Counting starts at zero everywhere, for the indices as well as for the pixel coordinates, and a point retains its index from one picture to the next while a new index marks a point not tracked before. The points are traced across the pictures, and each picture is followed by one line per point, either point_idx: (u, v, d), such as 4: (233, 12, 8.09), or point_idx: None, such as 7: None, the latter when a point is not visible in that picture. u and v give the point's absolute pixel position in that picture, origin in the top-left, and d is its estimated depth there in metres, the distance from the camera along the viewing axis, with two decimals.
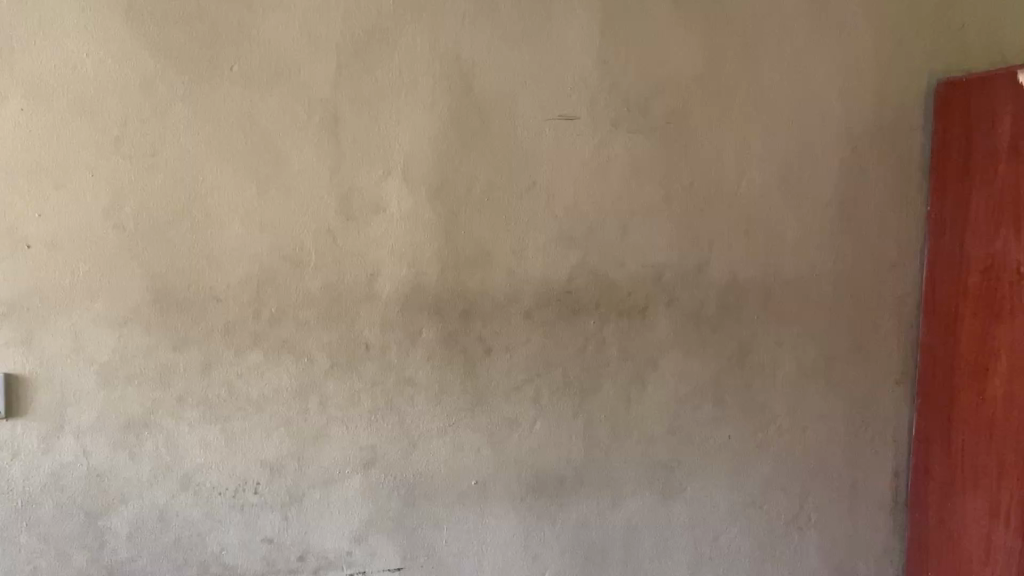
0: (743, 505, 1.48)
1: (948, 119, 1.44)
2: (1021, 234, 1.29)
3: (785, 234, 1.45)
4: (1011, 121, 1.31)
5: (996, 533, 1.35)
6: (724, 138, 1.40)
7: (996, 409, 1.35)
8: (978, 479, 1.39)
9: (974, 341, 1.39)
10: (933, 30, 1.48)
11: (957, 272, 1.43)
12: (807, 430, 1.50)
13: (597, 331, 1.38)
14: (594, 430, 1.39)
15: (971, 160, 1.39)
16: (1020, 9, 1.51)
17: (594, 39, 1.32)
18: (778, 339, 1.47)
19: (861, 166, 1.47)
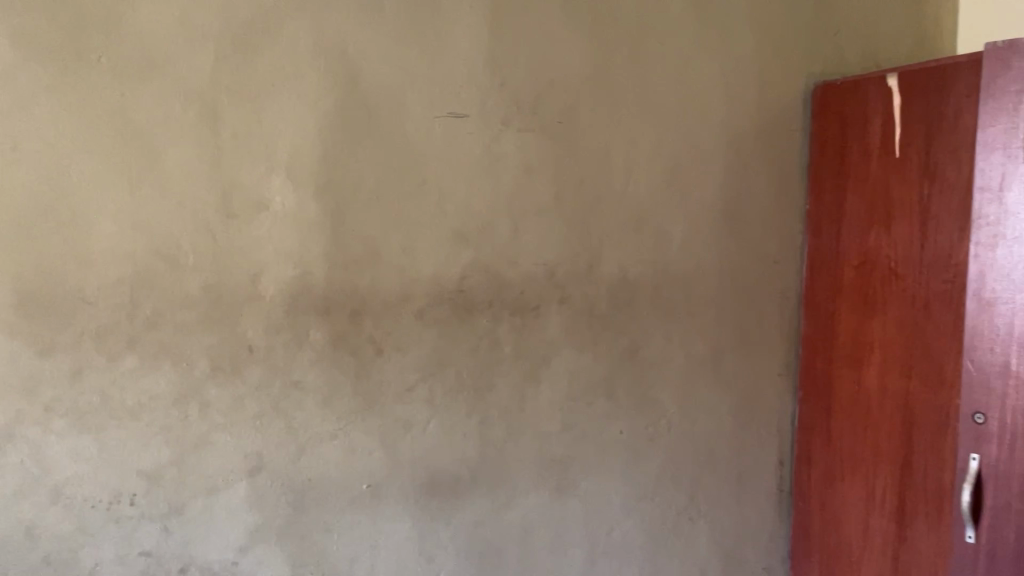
0: (636, 499, 1.50)
1: (824, 121, 1.51)
2: (893, 231, 1.36)
3: (672, 232, 1.49)
4: (882, 123, 1.38)
5: (873, 518, 1.42)
6: (613, 138, 1.42)
7: (871, 398, 1.41)
8: (855, 467, 1.45)
9: (851, 335, 1.45)
10: (813, 35, 1.53)
11: (833, 268, 1.50)
12: (697, 424, 1.54)
13: (490, 329, 1.37)
14: (489, 429, 1.39)
15: (846, 160, 1.46)
16: (890, 19, 1.59)
17: (483, 37, 1.31)
18: (667, 335, 1.50)
19: (744, 166, 1.52)
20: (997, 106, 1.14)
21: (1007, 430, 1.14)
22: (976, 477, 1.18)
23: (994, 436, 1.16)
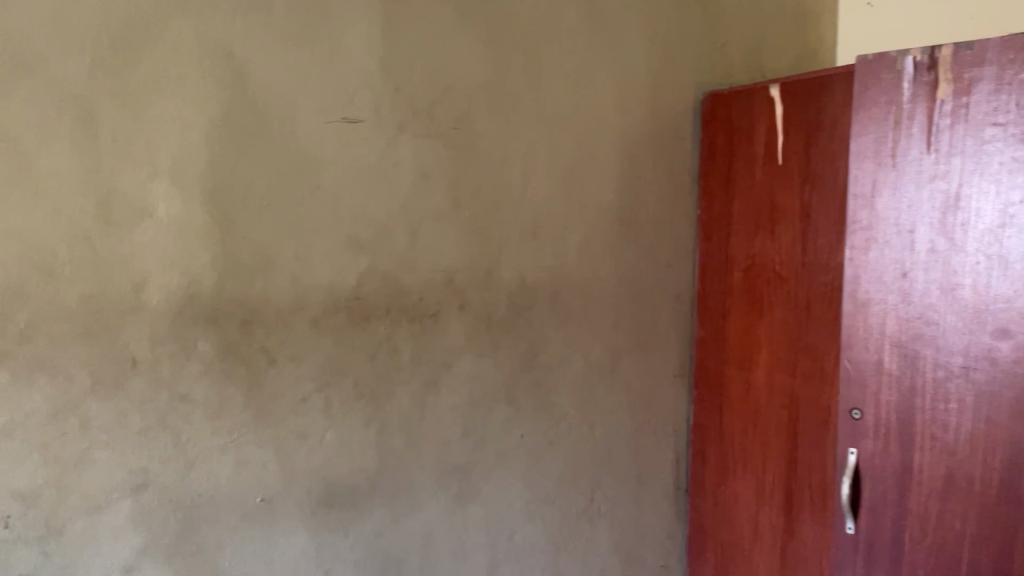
0: (538, 502, 1.52)
1: (713, 131, 1.58)
2: (777, 237, 1.45)
3: (569, 238, 1.51)
4: (766, 133, 1.46)
5: (762, 512, 1.50)
6: (510, 144, 1.43)
7: (761, 396, 1.49)
8: (746, 463, 1.53)
9: (740, 335, 1.53)
10: (703, 48, 1.60)
11: (723, 272, 1.58)
12: (596, 425, 1.57)
13: (388, 337, 1.36)
14: (388, 438, 1.37)
15: (734, 169, 1.54)
16: (773, 34, 1.67)
17: (376, 43, 1.30)
18: (565, 339, 1.52)
19: (637, 173, 1.58)
20: (869, 117, 1.23)
21: (881, 424, 1.23)
22: (855, 470, 1.27)
23: (869, 431, 1.25)
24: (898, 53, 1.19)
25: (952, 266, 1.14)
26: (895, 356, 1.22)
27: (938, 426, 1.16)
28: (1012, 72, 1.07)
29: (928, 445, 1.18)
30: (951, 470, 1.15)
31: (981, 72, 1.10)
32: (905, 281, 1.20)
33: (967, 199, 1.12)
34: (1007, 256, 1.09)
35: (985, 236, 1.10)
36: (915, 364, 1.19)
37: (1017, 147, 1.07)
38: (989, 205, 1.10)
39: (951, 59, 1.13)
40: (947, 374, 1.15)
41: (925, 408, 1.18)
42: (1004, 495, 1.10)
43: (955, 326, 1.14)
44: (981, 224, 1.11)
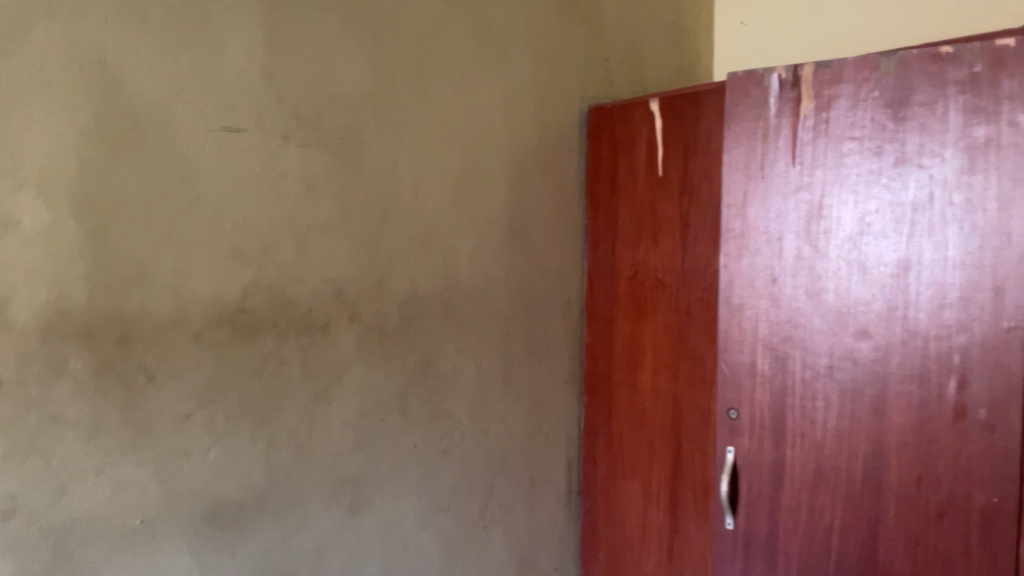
0: (432, 512, 1.52)
1: (598, 145, 1.66)
2: (658, 245, 1.53)
3: (460, 248, 1.53)
4: (647, 146, 1.54)
5: (650, 511, 1.56)
6: (398, 155, 1.43)
7: (646, 398, 1.57)
8: (634, 463, 1.59)
9: (627, 340, 1.61)
10: (584, 67, 1.68)
11: (610, 280, 1.65)
12: (489, 432, 1.59)
13: (275, 349, 1.32)
14: (276, 453, 1.33)
15: (617, 180, 1.62)
16: (645, 56, 1.79)
17: (257, 50, 1.27)
18: (458, 348, 1.54)
19: (526, 184, 1.62)
20: (739, 132, 1.29)
21: (756, 422, 1.30)
22: (731, 468, 1.32)
23: (746, 430, 1.31)
24: (764, 71, 1.26)
25: (817, 271, 1.22)
26: (767, 358, 1.29)
27: (808, 423, 1.24)
28: (867, 89, 1.15)
29: (798, 442, 1.25)
30: (820, 464, 1.23)
31: (839, 89, 1.18)
32: (774, 286, 1.27)
33: (829, 208, 1.20)
34: (865, 262, 1.17)
35: (845, 243, 1.19)
36: (785, 365, 1.27)
37: (871, 159, 1.16)
38: (849, 214, 1.18)
39: (812, 77, 1.20)
40: (815, 374, 1.23)
41: (796, 406, 1.25)
42: (867, 485, 1.18)
43: (821, 328, 1.23)
44: (842, 232, 1.19)
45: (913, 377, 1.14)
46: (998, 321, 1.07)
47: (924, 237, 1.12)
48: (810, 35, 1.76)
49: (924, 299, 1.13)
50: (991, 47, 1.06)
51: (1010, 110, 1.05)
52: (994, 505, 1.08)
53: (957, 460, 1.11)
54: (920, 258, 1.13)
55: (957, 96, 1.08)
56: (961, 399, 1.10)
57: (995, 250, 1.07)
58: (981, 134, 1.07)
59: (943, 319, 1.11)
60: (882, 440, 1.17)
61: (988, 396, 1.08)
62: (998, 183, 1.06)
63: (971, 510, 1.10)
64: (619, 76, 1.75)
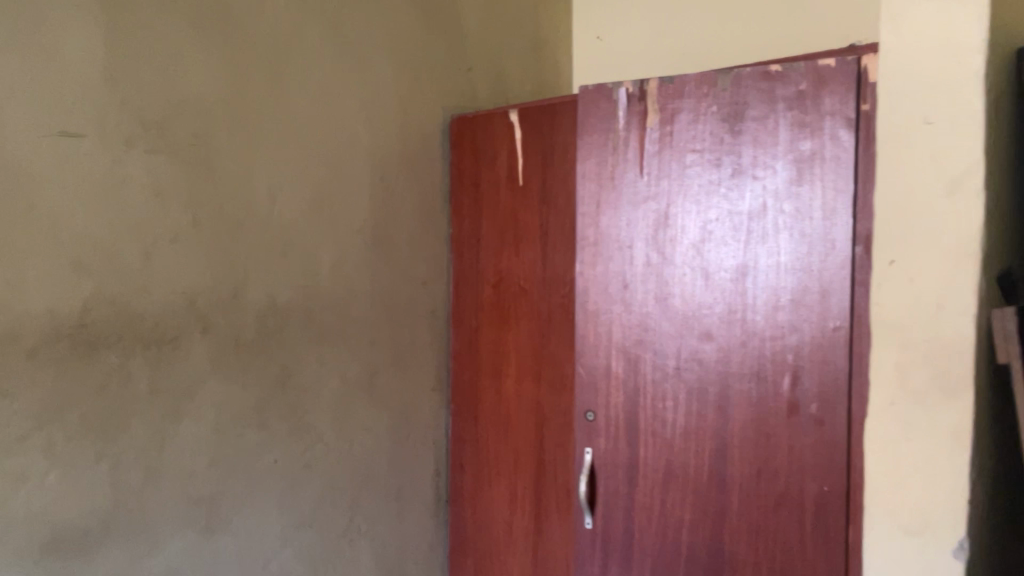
0: (294, 528, 1.49)
1: (461, 154, 1.69)
2: (519, 254, 1.56)
3: (321, 257, 1.50)
4: (507, 156, 1.57)
5: (515, 515, 1.59)
6: (254, 163, 1.40)
7: (509, 404, 1.59)
8: (500, 469, 1.62)
9: (491, 347, 1.63)
10: (444, 77, 1.71)
11: (474, 288, 1.67)
12: (353, 443, 1.58)
13: (121, 365, 1.25)
14: (123, 474, 1.25)
15: (479, 189, 1.64)
16: (504, 69, 1.84)
17: (98, 50, 1.20)
18: (320, 360, 1.51)
19: (389, 193, 1.62)
20: (591, 144, 1.35)
21: (611, 422, 1.35)
22: (590, 469, 1.37)
23: (602, 430, 1.36)
24: (613, 85, 1.32)
25: (664, 277, 1.29)
26: (620, 360, 1.34)
27: (658, 422, 1.30)
28: (706, 105, 1.23)
29: (650, 441, 1.31)
30: (670, 461, 1.29)
31: (681, 104, 1.25)
32: (626, 292, 1.33)
33: (675, 217, 1.27)
34: (707, 267, 1.24)
35: (689, 250, 1.26)
36: (637, 367, 1.32)
37: (711, 171, 1.23)
38: (692, 223, 1.25)
39: (656, 92, 1.27)
40: (663, 375, 1.29)
41: (647, 406, 1.31)
42: (713, 479, 1.25)
43: (669, 331, 1.29)
44: (686, 239, 1.26)
45: (751, 376, 1.21)
46: (825, 321, 1.15)
47: (760, 243, 1.19)
48: (660, 56, 1.83)
49: (760, 301, 1.20)
50: (814, 67, 1.14)
51: (831, 125, 1.13)
52: (824, 493, 1.16)
53: (792, 453, 1.18)
54: (756, 263, 1.20)
55: (785, 112, 1.16)
56: (794, 395, 1.18)
57: (822, 255, 1.15)
58: (806, 147, 1.15)
59: (778, 320, 1.19)
60: (725, 436, 1.24)
61: (818, 392, 1.16)
62: (823, 194, 1.14)
63: (805, 499, 1.17)
64: (478, 89, 1.79)
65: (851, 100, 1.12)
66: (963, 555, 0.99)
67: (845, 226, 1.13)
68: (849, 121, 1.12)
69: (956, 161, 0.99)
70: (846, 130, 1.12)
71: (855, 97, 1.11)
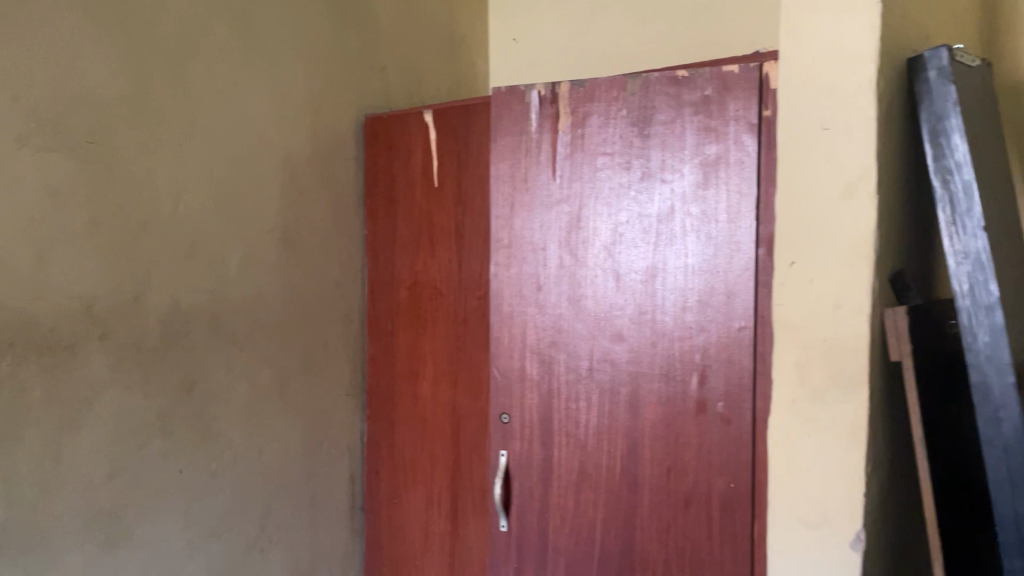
0: (202, 539, 1.43)
1: (376, 154, 1.67)
2: (434, 256, 1.55)
3: (228, 260, 1.46)
4: (421, 157, 1.56)
5: (431, 520, 1.57)
6: (157, 162, 1.34)
7: (426, 407, 1.58)
8: (416, 474, 1.60)
9: (407, 350, 1.61)
10: (356, 78, 1.69)
11: (389, 290, 1.65)
12: (264, 451, 1.54)
13: (13, 374, 1.15)
14: (18, 491, 1.16)
15: (394, 190, 1.62)
16: (417, 71, 1.83)
17: None
18: (228, 365, 1.47)
19: (300, 194, 1.59)
20: (504, 145, 1.35)
21: (526, 424, 1.35)
22: (504, 472, 1.37)
23: (517, 432, 1.36)
24: (525, 87, 1.32)
25: (577, 279, 1.30)
26: (534, 362, 1.34)
27: (572, 423, 1.31)
28: (616, 109, 1.24)
29: (564, 442, 1.31)
30: (583, 462, 1.30)
31: (592, 107, 1.26)
32: (540, 294, 1.33)
33: (587, 219, 1.28)
34: (619, 269, 1.26)
35: (601, 252, 1.27)
36: (551, 368, 1.33)
37: (621, 174, 1.25)
38: (604, 225, 1.26)
39: (568, 95, 1.28)
40: (577, 375, 1.30)
41: (561, 407, 1.32)
42: (625, 478, 1.26)
43: (582, 333, 1.30)
44: (598, 242, 1.27)
45: (660, 375, 1.23)
46: (730, 321, 1.18)
47: (668, 246, 1.22)
48: (571, 60, 1.85)
49: (669, 302, 1.22)
50: (719, 73, 1.17)
51: (735, 130, 1.16)
52: (731, 489, 1.18)
53: (700, 451, 1.20)
54: (666, 265, 1.22)
55: (691, 116, 1.19)
56: (702, 393, 1.20)
57: (728, 257, 1.18)
58: (712, 151, 1.18)
59: (685, 321, 1.21)
60: (636, 435, 1.26)
61: (724, 390, 1.18)
62: (728, 197, 1.17)
63: (712, 496, 1.20)
64: (391, 90, 1.77)
65: (753, 106, 1.15)
66: (860, 547, 1.03)
67: (748, 228, 1.16)
68: (752, 126, 1.15)
69: (851, 166, 1.02)
70: (749, 135, 1.15)
71: (758, 103, 1.14)
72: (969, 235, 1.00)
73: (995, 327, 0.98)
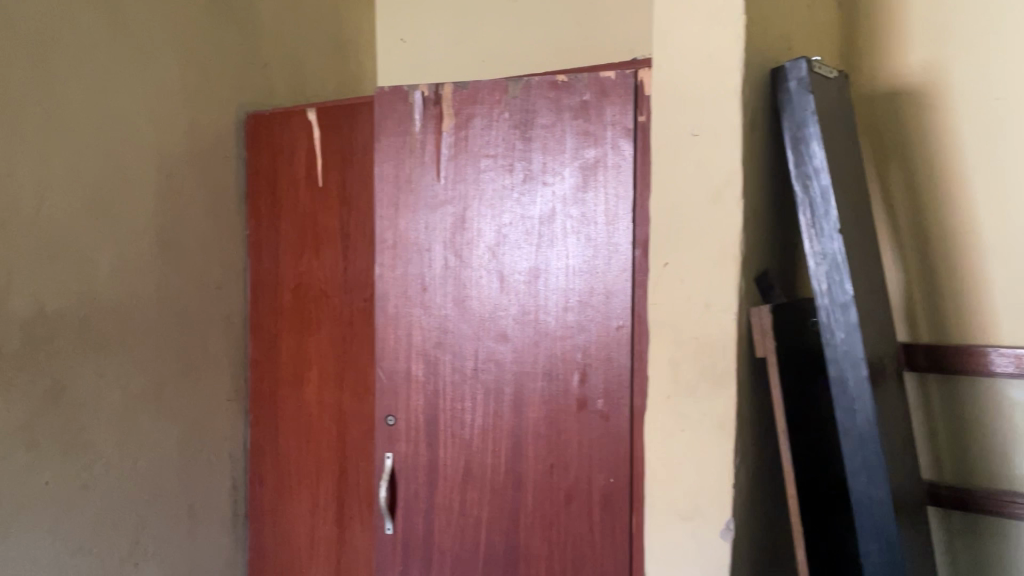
0: (71, 554, 1.35)
1: (257, 152, 1.63)
2: (319, 256, 1.52)
3: (99, 261, 1.39)
4: (305, 156, 1.53)
5: (317, 525, 1.55)
6: (18, 157, 1.26)
7: (311, 411, 1.55)
8: (302, 479, 1.57)
9: (291, 353, 1.58)
10: (236, 73, 1.64)
11: (273, 292, 1.61)
12: (138, 460, 1.47)
13: None
14: None
15: (278, 190, 1.59)
16: (301, 68, 1.80)
17: None
18: (99, 372, 1.39)
19: (176, 192, 1.53)
20: (388, 146, 1.35)
21: (411, 426, 1.35)
22: (389, 475, 1.36)
23: (402, 434, 1.35)
24: (408, 88, 1.32)
25: (462, 280, 1.30)
26: (419, 363, 1.34)
27: (457, 423, 1.31)
28: (499, 111, 1.26)
29: (449, 443, 1.32)
30: (468, 462, 1.30)
31: (475, 109, 1.27)
32: (425, 295, 1.33)
33: (471, 220, 1.29)
34: (503, 270, 1.27)
35: (485, 253, 1.28)
36: (436, 370, 1.33)
37: (504, 176, 1.26)
38: (488, 226, 1.27)
39: (451, 96, 1.29)
40: (462, 376, 1.31)
41: (446, 408, 1.32)
42: (509, 477, 1.28)
43: (467, 333, 1.30)
44: (482, 243, 1.28)
45: (543, 374, 1.25)
46: (609, 321, 1.21)
47: (550, 247, 1.24)
48: (458, 60, 1.84)
49: (552, 303, 1.24)
50: (597, 79, 1.20)
51: (613, 135, 1.19)
52: (611, 484, 1.21)
53: (581, 447, 1.23)
54: (548, 266, 1.24)
55: (571, 121, 1.21)
56: (583, 391, 1.23)
57: (607, 258, 1.20)
58: (591, 155, 1.21)
59: (567, 321, 1.24)
60: (520, 434, 1.27)
61: (604, 388, 1.21)
62: (606, 200, 1.20)
63: (593, 491, 1.22)
64: (274, 87, 1.74)
65: (629, 111, 1.18)
66: (729, 536, 1.07)
67: (625, 230, 1.19)
68: (628, 131, 1.18)
69: (719, 170, 1.07)
70: (625, 140, 1.19)
71: (633, 108, 1.18)
72: (826, 237, 1.06)
73: (850, 324, 1.04)
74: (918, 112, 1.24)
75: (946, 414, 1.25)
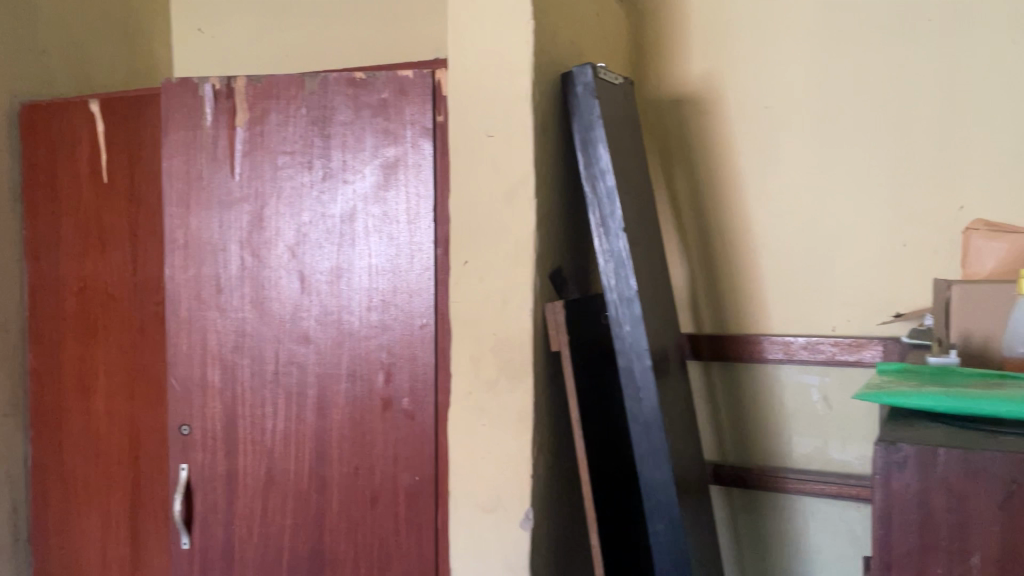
0: None
1: (38, 142, 1.48)
2: (106, 258, 1.42)
3: None
4: (88, 150, 1.43)
5: (110, 546, 1.45)
6: None
7: (100, 423, 1.45)
8: (91, 497, 1.46)
9: (76, 364, 1.47)
10: (7, 59, 1.51)
11: (54, 298, 1.48)
12: None
13: None
14: None
15: (58, 186, 1.47)
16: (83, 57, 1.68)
17: None
18: None
19: None
20: (177, 141, 1.28)
21: (208, 435, 1.29)
22: (186, 486, 1.29)
23: (198, 444, 1.29)
24: (198, 81, 1.26)
25: (260, 281, 1.26)
26: (216, 368, 1.28)
27: (257, 430, 1.27)
28: (295, 107, 1.22)
29: (249, 450, 1.27)
30: (270, 468, 1.26)
31: (270, 104, 1.23)
32: (221, 296, 1.28)
33: (269, 219, 1.25)
34: (304, 269, 1.24)
35: (285, 253, 1.24)
36: (234, 375, 1.27)
37: (303, 173, 1.23)
38: (287, 226, 1.24)
39: (245, 90, 1.24)
40: (262, 381, 1.26)
41: (245, 414, 1.27)
42: (313, 482, 1.25)
43: (267, 336, 1.26)
44: (281, 242, 1.24)
45: (346, 375, 1.23)
46: (412, 319, 1.20)
47: (351, 247, 1.22)
48: (255, 46, 1.75)
49: (355, 302, 1.22)
50: (395, 77, 1.19)
51: (412, 134, 1.19)
52: (417, 482, 1.21)
53: (386, 448, 1.22)
54: (350, 265, 1.22)
55: (370, 119, 1.20)
56: (387, 391, 1.22)
57: (409, 257, 1.20)
58: (391, 154, 1.20)
59: (370, 320, 1.22)
60: (324, 437, 1.24)
61: (408, 387, 1.21)
62: (407, 198, 1.19)
63: (398, 490, 1.22)
64: (53, 74, 1.61)
65: (428, 111, 1.18)
66: (528, 525, 1.10)
67: (427, 228, 1.19)
68: (426, 130, 1.18)
69: (514, 171, 1.10)
70: (425, 139, 1.18)
71: (431, 108, 1.18)
72: (613, 235, 1.11)
73: (636, 317, 1.10)
74: (698, 118, 1.33)
75: (728, 399, 1.35)
